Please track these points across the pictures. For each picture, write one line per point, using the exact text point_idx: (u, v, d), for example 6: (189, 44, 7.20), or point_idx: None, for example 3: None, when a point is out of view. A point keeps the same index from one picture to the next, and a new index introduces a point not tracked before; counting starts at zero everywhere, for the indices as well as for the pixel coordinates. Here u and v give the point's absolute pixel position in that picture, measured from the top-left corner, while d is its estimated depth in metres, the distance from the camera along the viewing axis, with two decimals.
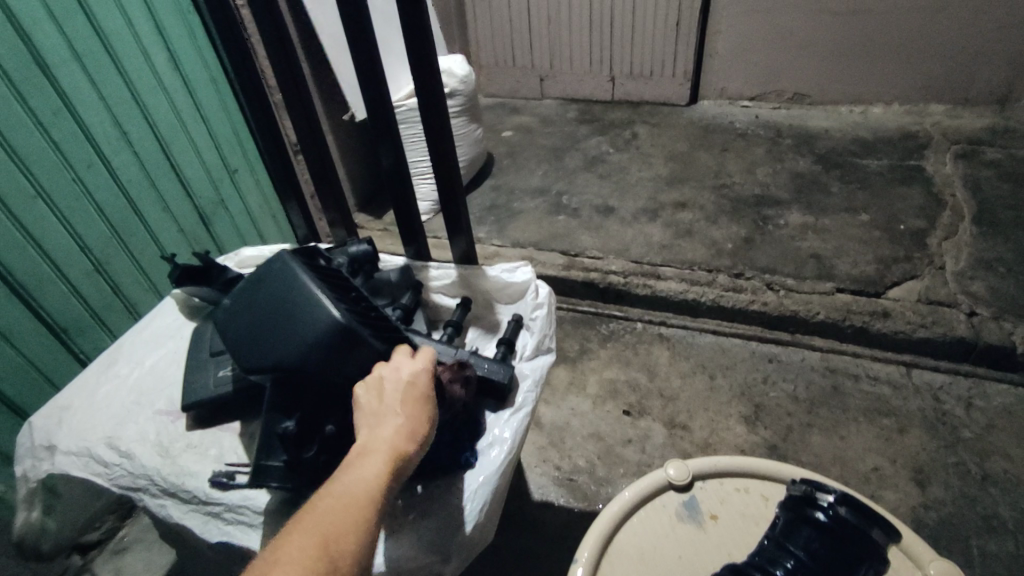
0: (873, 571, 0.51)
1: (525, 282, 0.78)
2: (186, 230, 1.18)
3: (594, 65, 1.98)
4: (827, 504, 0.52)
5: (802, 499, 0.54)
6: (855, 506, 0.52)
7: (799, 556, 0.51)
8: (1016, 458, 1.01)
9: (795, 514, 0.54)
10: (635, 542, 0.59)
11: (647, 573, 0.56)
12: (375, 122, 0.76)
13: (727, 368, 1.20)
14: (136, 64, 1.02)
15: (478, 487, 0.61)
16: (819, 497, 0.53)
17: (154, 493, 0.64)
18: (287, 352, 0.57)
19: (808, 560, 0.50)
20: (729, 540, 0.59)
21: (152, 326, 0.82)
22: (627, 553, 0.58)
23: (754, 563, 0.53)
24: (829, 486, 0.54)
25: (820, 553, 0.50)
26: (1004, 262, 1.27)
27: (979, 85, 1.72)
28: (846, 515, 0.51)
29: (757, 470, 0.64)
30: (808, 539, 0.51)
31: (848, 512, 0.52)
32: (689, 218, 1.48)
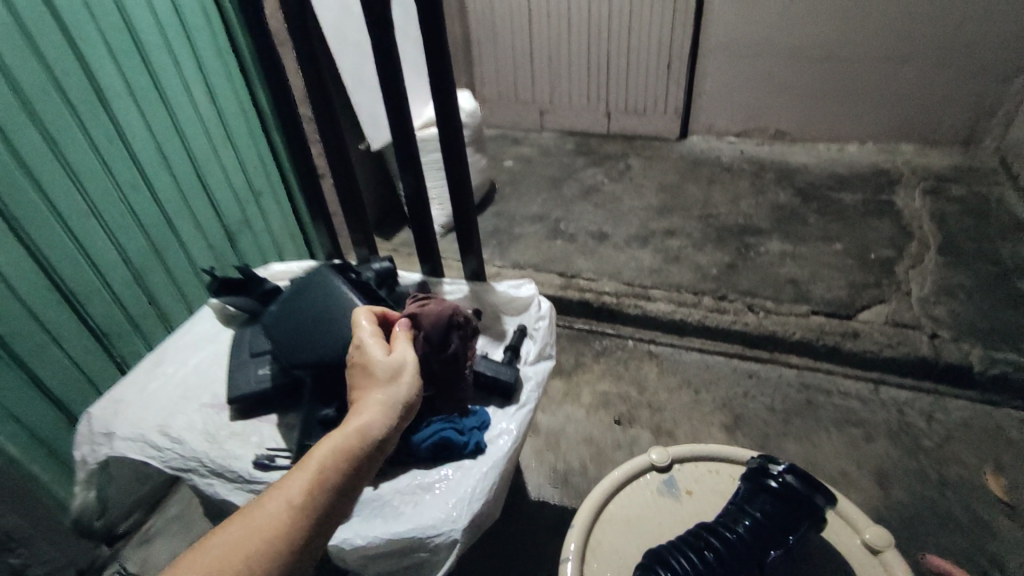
0: (817, 530, 0.61)
1: (529, 296, 0.88)
2: (214, 247, 1.27)
3: (591, 101, 2.12)
4: (778, 473, 0.62)
5: (759, 472, 0.65)
6: (804, 477, 0.62)
7: (754, 515, 0.61)
8: (969, 465, 1.11)
9: (754, 483, 0.64)
10: (622, 510, 0.69)
11: (630, 535, 0.67)
12: (401, 153, 0.88)
13: (710, 382, 1.31)
14: (180, 98, 1.13)
15: (489, 470, 0.69)
16: (772, 468, 0.64)
17: (203, 473, 0.73)
18: (327, 351, 0.67)
19: (762, 517, 0.60)
20: (701, 511, 0.69)
21: (192, 331, 0.90)
22: (615, 518, 0.69)
23: (719, 522, 0.63)
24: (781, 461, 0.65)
25: (772, 512, 0.60)
26: (964, 289, 1.39)
27: (946, 126, 1.87)
28: (794, 482, 0.61)
29: (728, 455, 0.75)
30: (764, 501, 0.62)
31: (798, 481, 0.62)
32: (677, 244, 1.60)
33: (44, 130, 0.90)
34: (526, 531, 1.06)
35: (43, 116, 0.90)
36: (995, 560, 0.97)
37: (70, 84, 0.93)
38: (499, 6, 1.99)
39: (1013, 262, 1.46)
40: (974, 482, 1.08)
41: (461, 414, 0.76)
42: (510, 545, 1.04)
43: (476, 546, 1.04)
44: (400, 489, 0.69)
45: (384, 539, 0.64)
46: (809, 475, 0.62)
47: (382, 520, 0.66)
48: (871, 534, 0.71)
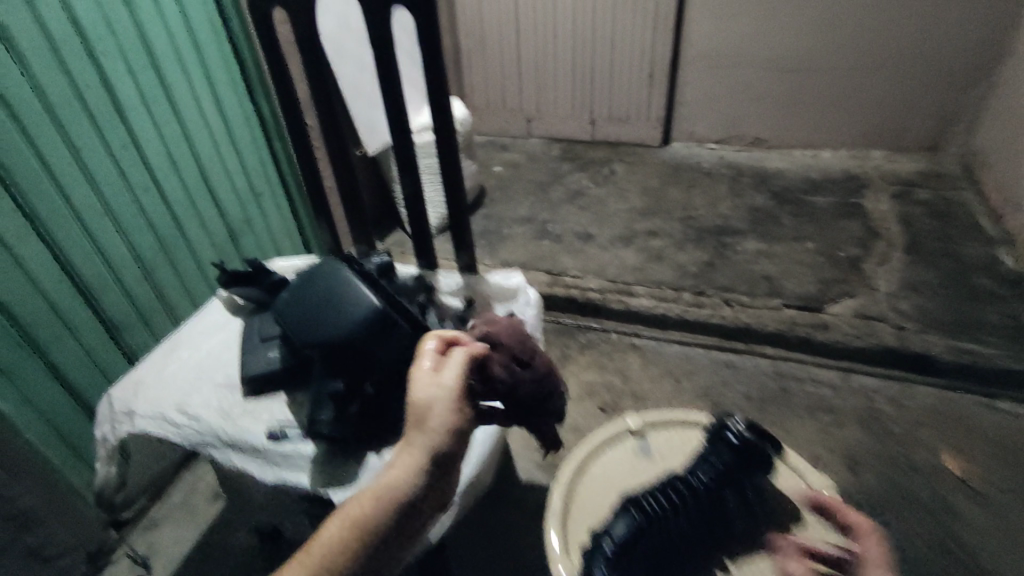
0: (764, 473, 0.76)
1: (518, 286, 0.97)
2: (217, 245, 1.33)
3: (577, 110, 2.20)
4: (736, 428, 0.76)
5: (720, 428, 0.78)
6: (754, 429, 0.77)
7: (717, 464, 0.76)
8: (929, 446, 1.19)
9: (715, 437, 0.77)
10: (600, 470, 0.80)
11: (608, 490, 0.78)
12: (401, 155, 0.96)
13: (690, 372, 1.39)
14: (189, 107, 1.19)
15: (482, 437, 0.77)
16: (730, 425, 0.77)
17: (219, 446, 0.80)
18: (338, 332, 0.74)
19: (724, 467, 0.74)
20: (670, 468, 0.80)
21: (204, 320, 0.97)
22: (595, 478, 0.80)
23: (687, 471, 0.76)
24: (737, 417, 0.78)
25: (731, 462, 0.74)
26: (926, 285, 1.48)
27: (911, 134, 1.97)
28: (748, 435, 0.76)
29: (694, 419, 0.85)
30: (726, 454, 0.75)
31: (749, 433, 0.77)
32: (659, 244, 1.68)
33: (65, 134, 0.97)
34: (517, 511, 1.13)
35: (65, 122, 0.96)
36: (952, 533, 1.06)
37: (90, 92, 0.99)
38: (488, 17, 2.07)
39: (971, 260, 1.55)
40: (933, 462, 1.17)
41: None
42: (502, 523, 1.11)
43: (470, 524, 1.11)
44: None
45: None
46: (759, 428, 0.77)
47: None
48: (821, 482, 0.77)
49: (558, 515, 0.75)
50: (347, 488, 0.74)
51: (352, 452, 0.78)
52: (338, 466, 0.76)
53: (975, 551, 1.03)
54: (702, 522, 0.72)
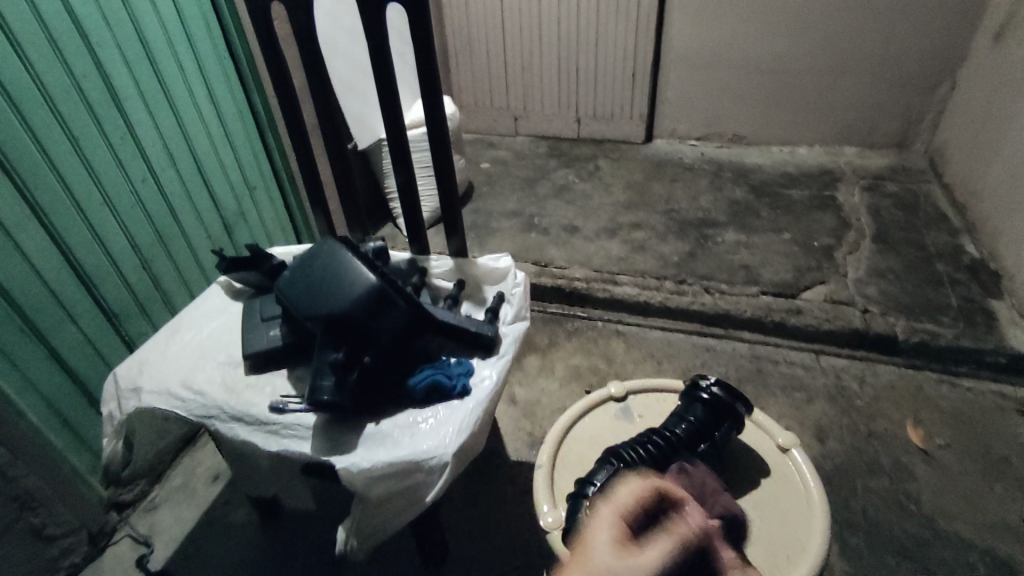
0: (735, 428, 0.82)
1: (507, 268, 1.02)
2: (213, 237, 1.36)
3: (563, 108, 2.26)
4: (707, 386, 0.83)
5: (694, 387, 0.85)
6: (725, 387, 0.83)
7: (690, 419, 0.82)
8: (894, 420, 1.26)
9: (689, 396, 0.84)
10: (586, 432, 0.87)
11: (593, 448, 0.85)
12: (395, 147, 1.00)
13: (671, 355, 1.45)
14: (184, 100, 1.23)
15: (473, 404, 0.82)
16: (703, 383, 0.84)
17: (224, 419, 0.83)
18: (338, 305, 0.79)
19: (695, 421, 0.80)
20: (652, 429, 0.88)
21: (204, 304, 1.01)
22: (581, 438, 0.87)
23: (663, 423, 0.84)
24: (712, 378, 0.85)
25: (704, 417, 0.81)
26: (893, 272, 1.56)
27: (882, 130, 2.05)
28: (719, 393, 0.82)
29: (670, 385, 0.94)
30: (698, 410, 0.82)
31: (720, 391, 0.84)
32: (642, 236, 1.74)
33: (68, 130, 1.01)
34: (506, 485, 1.18)
35: (66, 117, 1.00)
36: (912, 497, 1.13)
37: (88, 84, 1.03)
38: (475, 18, 2.13)
39: (935, 249, 1.63)
40: (897, 433, 1.24)
41: (449, 363, 0.88)
42: (492, 497, 1.16)
43: (461, 498, 1.16)
44: (399, 423, 0.81)
45: (386, 461, 0.75)
46: (731, 387, 0.83)
47: (384, 448, 0.78)
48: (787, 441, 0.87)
49: (546, 471, 0.82)
50: (348, 454, 0.77)
51: (350, 422, 0.82)
52: (337, 434, 0.80)
53: (932, 512, 1.10)
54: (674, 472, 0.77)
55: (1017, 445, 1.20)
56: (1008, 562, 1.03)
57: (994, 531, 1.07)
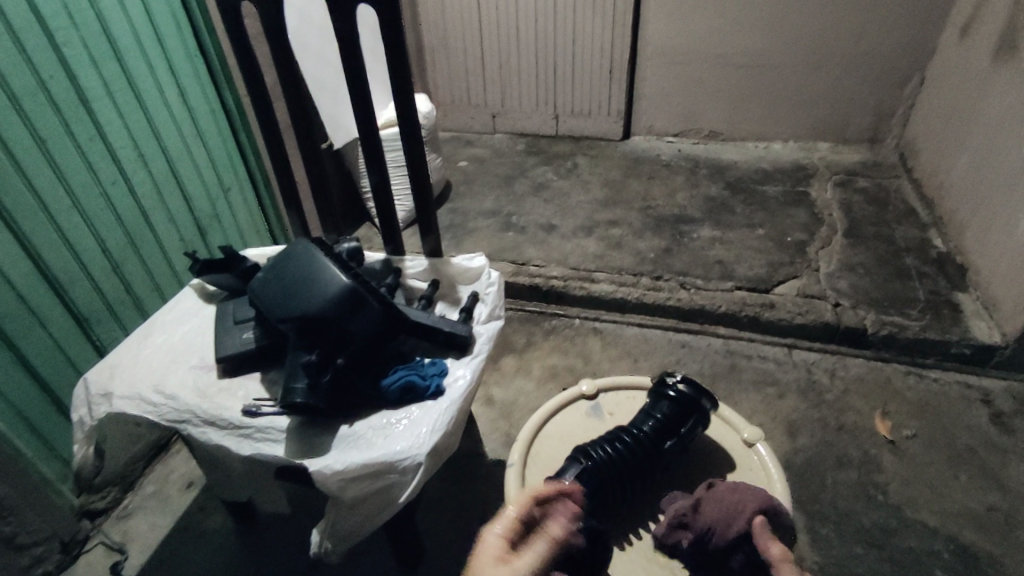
0: (702, 423, 0.84)
1: (480, 267, 1.02)
2: (186, 239, 1.34)
3: (541, 105, 2.27)
4: (674, 383, 0.85)
5: (662, 383, 0.87)
6: (692, 383, 0.85)
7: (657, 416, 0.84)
8: (863, 412, 1.30)
9: (658, 392, 0.86)
10: (557, 431, 0.90)
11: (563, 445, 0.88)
12: (367, 148, 1.00)
13: (647, 353, 1.47)
14: (154, 100, 1.21)
15: (447, 404, 0.82)
16: (670, 379, 0.86)
17: (196, 423, 0.83)
18: (310, 306, 0.79)
19: (663, 418, 0.82)
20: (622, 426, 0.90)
21: (176, 308, 1.00)
22: (552, 436, 0.90)
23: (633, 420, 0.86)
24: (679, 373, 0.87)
25: (671, 413, 0.83)
26: (864, 266, 1.59)
27: (854, 126, 2.09)
28: (686, 390, 0.84)
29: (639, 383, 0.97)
30: (666, 406, 0.84)
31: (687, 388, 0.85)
32: (619, 233, 1.76)
33: (31, 126, 0.98)
34: (485, 485, 1.19)
35: (31, 117, 0.98)
36: (880, 488, 1.16)
37: (54, 84, 1.01)
38: (451, 15, 2.12)
39: (904, 243, 1.67)
40: (866, 426, 1.27)
41: (423, 363, 0.88)
42: (470, 497, 1.17)
43: (439, 499, 1.17)
44: (372, 425, 0.81)
45: (359, 462, 0.76)
46: (699, 383, 0.85)
47: (357, 450, 0.78)
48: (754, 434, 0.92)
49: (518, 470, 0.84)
50: (320, 457, 0.77)
51: (324, 424, 0.82)
52: (312, 437, 0.80)
53: (899, 502, 1.13)
54: (637, 470, 0.80)
55: (980, 435, 1.24)
56: (971, 549, 1.06)
57: (958, 520, 1.10)
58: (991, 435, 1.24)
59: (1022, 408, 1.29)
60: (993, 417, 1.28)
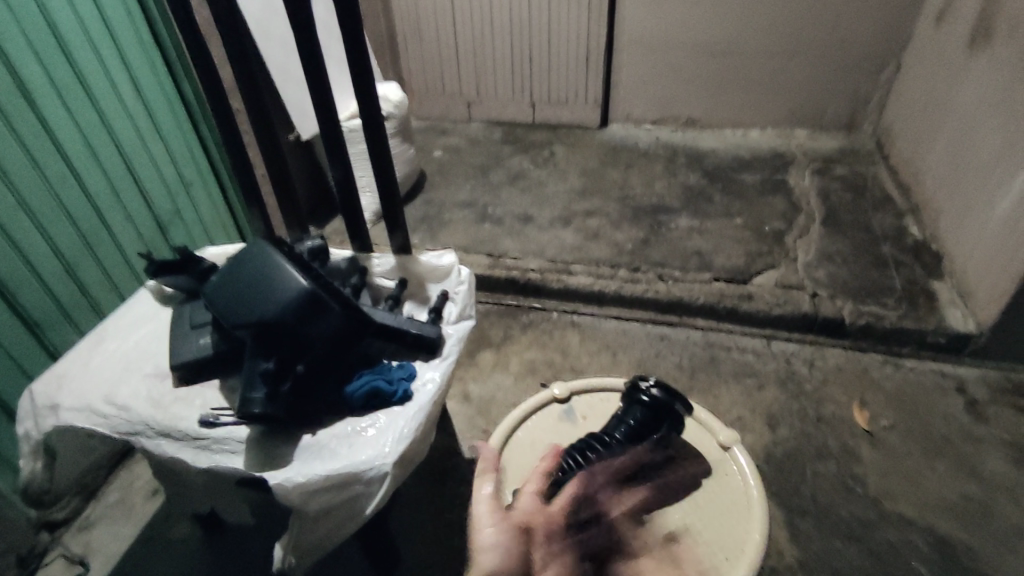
0: (674, 428, 0.82)
1: (450, 265, 0.99)
2: (146, 238, 1.29)
3: (516, 93, 2.22)
4: (647, 389, 0.82)
5: (634, 388, 0.84)
6: (664, 387, 0.83)
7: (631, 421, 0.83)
8: (841, 402, 1.29)
9: (629, 398, 0.84)
10: (529, 436, 0.88)
11: (536, 451, 0.87)
12: (329, 142, 0.96)
13: (627, 346, 1.45)
14: (105, 92, 1.15)
15: (415, 411, 0.79)
16: (642, 384, 0.84)
17: (151, 435, 0.79)
18: (266, 312, 0.74)
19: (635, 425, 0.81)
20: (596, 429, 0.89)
21: (130, 311, 0.95)
22: (524, 441, 0.88)
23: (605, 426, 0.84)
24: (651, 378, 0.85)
25: (642, 420, 0.81)
26: (841, 254, 1.59)
27: (831, 113, 2.08)
28: (658, 395, 0.81)
29: (613, 384, 0.95)
30: (637, 413, 0.82)
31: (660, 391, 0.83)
32: (596, 224, 1.73)
33: None
34: (461, 485, 1.16)
35: None
36: (859, 480, 1.15)
37: None
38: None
39: (881, 231, 1.67)
40: (844, 416, 1.26)
41: (390, 367, 0.85)
42: (447, 499, 1.14)
43: (414, 501, 1.14)
44: (336, 433, 0.78)
45: (321, 475, 0.72)
46: (671, 387, 0.83)
47: (320, 461, 0.74)
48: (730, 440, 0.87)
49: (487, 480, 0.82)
50: (280, 469, 0.74)
51: (285, 433, 0.79)
52: (273, 448, 0.77)
53: (878, 494, 1.13)
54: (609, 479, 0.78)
55: (955, 424, 1.25)
56: (946, 539, 1.07)
57: (934, 510, 1.10)
58: (965, 423, 1.25)
59: (994, 396, 1.30)
60: (968, 405, 1.29)
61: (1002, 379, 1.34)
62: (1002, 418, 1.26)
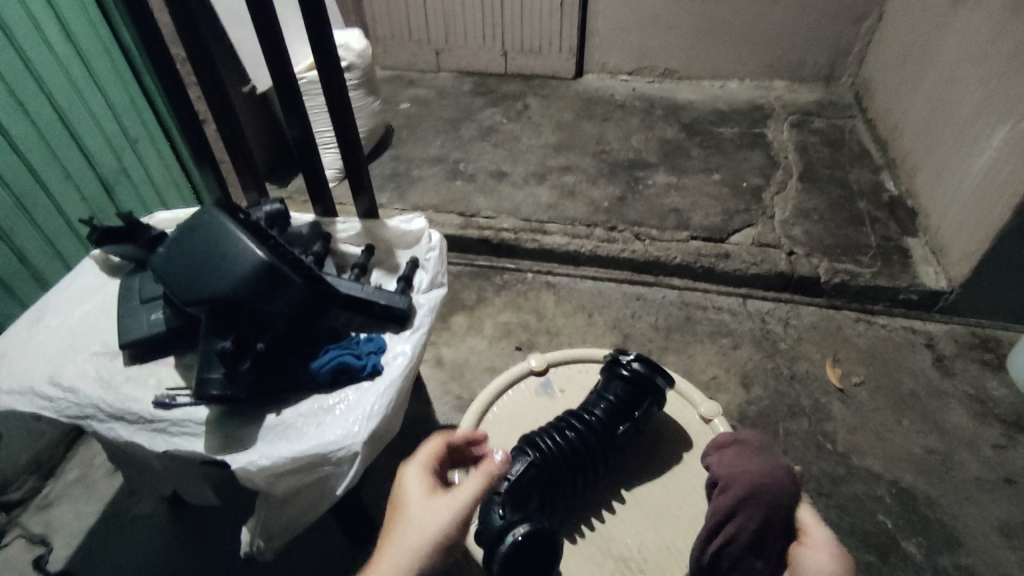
0: (657, 403, 0.80)
1: (420, 229, 0.94)
2: (89, 200, 1.19)
3: (487, 40, 2.10)
4: (627, 363, 0.81)
5: (614, 362, 0.82)
6: (645, 361, 0.81)
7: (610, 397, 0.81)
8: (815, 360, 1.30)
9: (610, 372, 0.82)
10: (506, 410, 0.86)
11: (513, 425, 0.84)
12: (284, 95, 0.88)
13: (603, 307, 1.42)
14: (29, 36, 1.03)
15: (386, 387, 0.75)
16: (622, 358, 0.82)
17: (101, 418, 0.73)
18: (220, 286, 0.69)
19: (615, 401, 0.79)
20: (573, 402, 0.87)
21: (75, 284, 0.88)
22: (501, 416, 0.85)
23: (583, 403, 0.82)
24: (631, 352, 0.83)
25: (623, 395, 0.79)
26: (817, 211, 1.57)
27: (811, 63, 2.03)
28: (640, 369, 0.80)
29: (590, 354, 0.93)
30: (618, 388, 0.80)
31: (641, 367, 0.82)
32: (572, 180, 1.68)
33: None
34: None
35: None
36: (829, 436, 1.17)
37: None
38: None
39: (858, 186, 1.66)
40: (817, 374, 1.28)
41: (358, 340, 0.80)
42: None
43: (388, 470, 1.12)
44: (302, 413, 0.74)
45: (288, 456, 0.68)
46: (652, 361, 0.81)
47: (286, 442, 0.71)
48: (710, 410, 0.88)
49: None
50: (243, 453, 0.70)
51: (248, 414, 0.74)
52: (235, 429, 0.72)
53: (846, 449, 1.15)
54: (590, 458, 0.75)
55: (923, 380, 1.27)
56: (912, 491, 1.09)
57: (901, 464, 1.13)
58: (932, 378, 1.27)
59: (961, 351, 1.32)
60: (935, 360, 1.31)
61: (969, 334, 1.36)
62: (968, 372, 1.28)
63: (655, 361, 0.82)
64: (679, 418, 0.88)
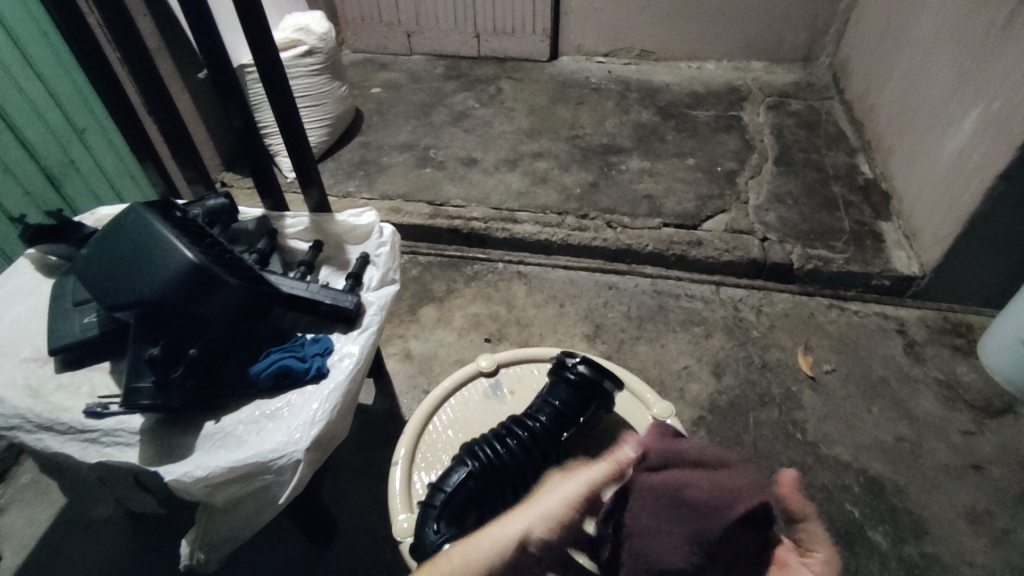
0: (606, 405, 0.78)
1: (370, 223, 0.91)
2: (32, 194, 1.14)
3: (458, 23, 2.05)
4: (573, 365, 0.78)
5: (559, 364, 0.80)
6: (593, 363, 0.78)
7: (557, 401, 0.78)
8: (786, 348, 1.29)
9: (556, 375, 0.80)
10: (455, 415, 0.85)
11: (462, 429, 0.83)
12: (221, 86, 0.84)
13: (574, 296, 1.40)
14: None
15: (329, 392, 0.72)
16: (568, 360, 0.79)
17: (29, 429, 0.70)
18: (148, 290, 0.65)
19: (561, 406, 0.76)
20: (523, 403, 0.86)
21: (7, 285, 0.84)
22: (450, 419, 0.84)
23: (527, 409, 0.79)
24: (577, 353, 0.80)
25: (569, 400, 0.76)
26: (792, 196, 1.55)
27: (788, 43, 1.99)
28: (586, 371, 0.77)
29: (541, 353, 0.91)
30: (564, 392, 0.77)
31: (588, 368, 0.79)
32: (544, 166, 1.64)
33: None
34: None
35: None
36: (799, 426, 1.16)
37: None
38: None
39: (833, 169, 1.63)
40: (788, 363, 1.26)
41: (302, 342, 0.77)
42: (386, 463, 1.10)
43: (352, 468, 1.09)
44: (242, 420, 0.71)
45: (224, 466, 0.65)
46: (598, 362, 0.78)
47: (224, 451, 0.67)
48: (661, 408, 0.87)
49: (404, 466, 0.78)
50: (178, 464, 0.66)
51: (185, 423, 0.71)
52: (172, 438, 0.69)
53: (816, 438, 1.14)
54: (540, 464, 0.74)
55: (894, 366, 1.25)
56: (880, 479, 1.08)
57: (870, 452, 1.12)
58: (904, 365, 1.26)
59: (933, 336, 1.31)
60: (907, 346, 1.29)
61: (941, 318, 1.35)
62: (939, 357, 1.27)
63: (602, 362, 0.79)
64: (632, 416, 0.87)
